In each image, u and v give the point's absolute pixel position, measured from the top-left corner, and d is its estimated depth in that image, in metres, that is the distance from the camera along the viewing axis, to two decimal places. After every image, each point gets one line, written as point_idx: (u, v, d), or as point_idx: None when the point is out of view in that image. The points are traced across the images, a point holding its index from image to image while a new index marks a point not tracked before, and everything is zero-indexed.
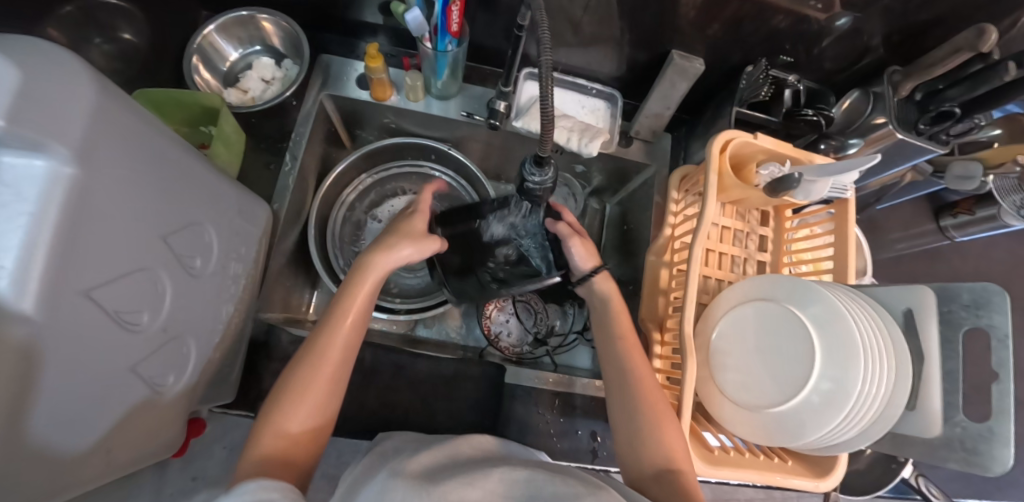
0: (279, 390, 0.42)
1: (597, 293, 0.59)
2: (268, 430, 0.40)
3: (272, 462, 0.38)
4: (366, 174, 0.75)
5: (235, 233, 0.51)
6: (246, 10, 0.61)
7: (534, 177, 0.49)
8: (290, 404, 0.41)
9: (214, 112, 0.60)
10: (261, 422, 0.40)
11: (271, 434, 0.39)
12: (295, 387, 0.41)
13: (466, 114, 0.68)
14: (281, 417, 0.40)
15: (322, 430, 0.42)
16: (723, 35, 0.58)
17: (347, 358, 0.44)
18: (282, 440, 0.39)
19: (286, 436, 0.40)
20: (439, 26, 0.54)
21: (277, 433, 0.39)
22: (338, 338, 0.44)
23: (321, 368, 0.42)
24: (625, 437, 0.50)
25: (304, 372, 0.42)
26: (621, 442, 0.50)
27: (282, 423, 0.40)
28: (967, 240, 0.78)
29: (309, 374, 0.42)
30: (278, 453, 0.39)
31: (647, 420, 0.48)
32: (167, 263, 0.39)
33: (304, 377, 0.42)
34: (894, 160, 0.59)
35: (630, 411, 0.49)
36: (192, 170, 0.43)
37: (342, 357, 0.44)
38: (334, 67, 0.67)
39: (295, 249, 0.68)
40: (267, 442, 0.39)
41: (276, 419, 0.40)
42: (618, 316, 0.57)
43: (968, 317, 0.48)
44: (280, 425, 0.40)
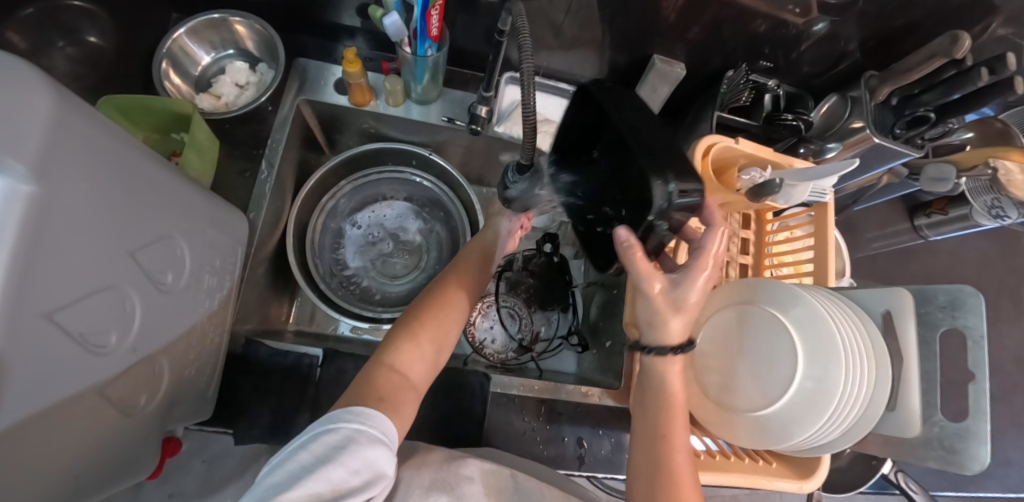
0: (391, 334, 0.45)
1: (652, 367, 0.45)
2: (380, 364, 0.42)
3: (385, 389, 0.39)
4: (344, 182, 0.72)
5: (208, 245, 0.49)
6: (217, 12, 0.59)
7: (518, 185, 0.49)
8: (404, 343, 0.43)
9: (185, 119, 0.58)
10: (374, 358, 0.43)
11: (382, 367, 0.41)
12: (410, 327, 0.45)
13: (447, 119, 0.67)
14: (391, 355, 0.43)
15: (423, 374, 0.44)
16: (704, 39, 0.59)
17: (460, 311, 0.49)
18: (393, 372, 0.41)
19: (394, 369, 0.42)
20: (418, 31, 0.53)
21: (387, 365, 0.42)
22: (454, 294, 0.49)
23: (436, 320, 0.46)
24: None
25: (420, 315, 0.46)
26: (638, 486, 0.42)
27: (397, 357, 0.42)
28: (940, 239, 0.80)
29: (424, 319, 0.46)
30: (385, 385, 0.40)
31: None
32: (136, 280, 0.38)
33: (417, 319, 0.45)
34: (870, 164, 0.60)
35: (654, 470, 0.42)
36: (160, 181, 0.41)
37: (456, 309, 0.48)
38: (311, 72, 0.66)
39: (273, 259, 0.67)
40: (376, 374, 0.41)
41: (389, 355, 0.43)
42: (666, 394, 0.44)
43: (944, 318, 0.49)
44: (392, 360, 0.42)
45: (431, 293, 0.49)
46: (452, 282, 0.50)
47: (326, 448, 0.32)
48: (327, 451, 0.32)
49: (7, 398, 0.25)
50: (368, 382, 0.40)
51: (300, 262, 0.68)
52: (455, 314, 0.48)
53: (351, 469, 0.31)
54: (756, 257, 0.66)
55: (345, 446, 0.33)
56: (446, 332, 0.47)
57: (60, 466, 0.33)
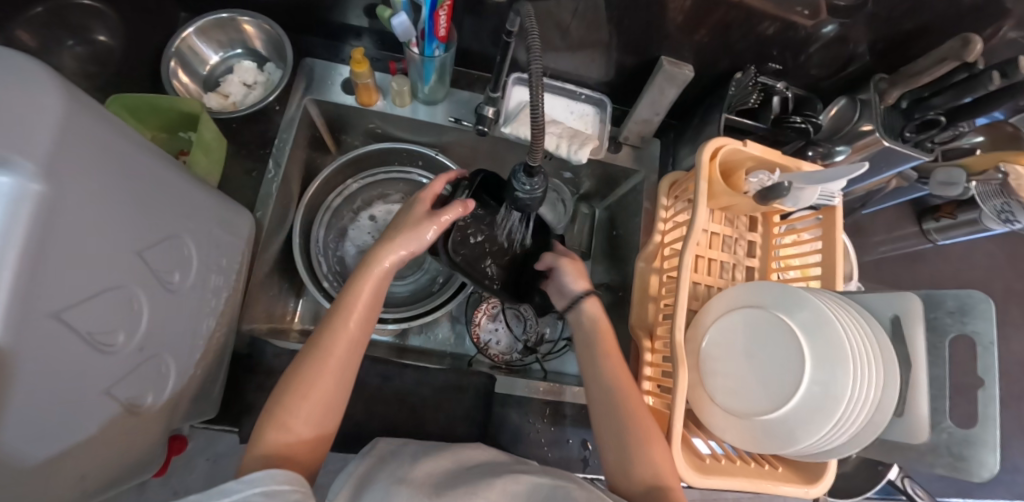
0: (264, 417, 0.41)
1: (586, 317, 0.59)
2: (251, 458, 0.39)
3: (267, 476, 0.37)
4: (354, 180, 0.73)
5: (215, 244, 0.49)
6: (226, 12, 0.59)
7: (525, 187, 0.48)
8: (272, 429, 0.39)
9: (192, 118, 0.58)
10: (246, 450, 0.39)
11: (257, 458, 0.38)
12: (278, 410, 0.40)
13: (454, 120, 0.67)
14: (262, 443, 0.39)
15: (308, 447, 0.41)
16: (711, 41, 0.58)
17: (339, 369, 0.43)
18: (281, 442, 0.39)
19: (279, 441, 0.39)
20: (426, 31, 0.53)
21: (273, 437, 0.39)
22: (330, 347, 0.43)
23: (307, 395, 0.41)
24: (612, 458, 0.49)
25: (306, 373, 0.41)
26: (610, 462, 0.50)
27: (281, 425, 0.40)
28: (949, 243, 0.79)
29: (295, 396, 0.41)
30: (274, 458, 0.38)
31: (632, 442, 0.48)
32: (143, 280, 0.38)
33: (305, 376, 0.41)
34: (880, 167, 0.59)
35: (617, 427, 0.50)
36: (168, 180, 0.41)
37: (331, 370, 0.42)
38: (317, 71, 0.66)
39: (279, 258, 0.67)
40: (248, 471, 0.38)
41: (256, 444, 0.39)
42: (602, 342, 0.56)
43: (953, 324, 0.48)
44: (263, 449, 0.39)
45: (303, 359, 0.43)
46: (335, 332, 0.43)
47: None
48: None
49: (12, 398, 0.25)
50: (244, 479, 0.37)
51: (306, 260, 0.68)
52: (330, 378, 0.42)
53: None
54: (762, 259, 0.66)
55: None
56: (326, 399, 0.42)
57: (69, 464, 0.33)
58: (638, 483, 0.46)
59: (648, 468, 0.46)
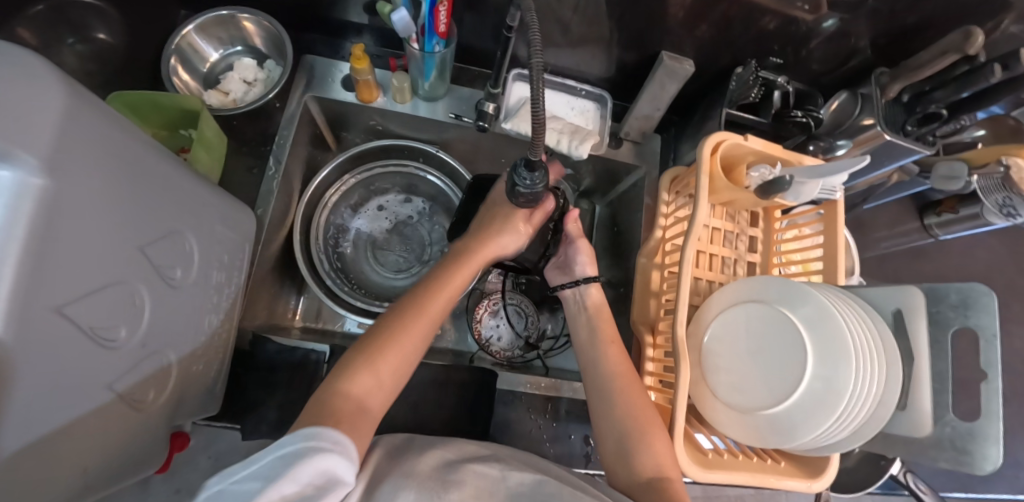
0: (350, 355, 0.44)
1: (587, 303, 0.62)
2: (334, 389, 0.40)
3: (332, 414, 0.38)
4: (351, 175, 0.73)
5: (217, 241, 0.49)
6: (225, 9, 0.59)
7: (526, 182, 0.48)
8: (363, 368, 0.42)
9: (193, 115, 0.58)
10: (329, 383, 0.41)
11: (337, 393, 0.40)
12: (370, 353, 0.43)
13: (454, 116, 0.67)
14: (349, 379, 0.41)
15: (384, 400, 0.42)
16: (712, 37, 0.58)
17: (424, 332, 0.47)
18: (357, 389, 0.41)
19: (354, 389, 0.40)
20: (427, 27, 0.53)
21: (345, 385, 0.41)
22: (420, 308, 0.47)
23: (393, 346, 0.44)
24: (610, 446, 0.50)
25: (397, 324, 0.46)
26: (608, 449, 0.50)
27: (359, 371, 0.42)
28: (950, 238, 0.79)
29: (384, 343, 0.44)
30: (342, 407, 0.39)
31: (633, 428, 0.49)
32: (146, 276, 0.38)
33: (394, 328, 0.45)
34: (881, 162, 0.59)
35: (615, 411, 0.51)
36: (170, 176, 0.41)
37: (419, 330, 0.46)
38: (318, 68, 0.66)
39: (280, 255, 0.67)
40: (328, 401, 0.39)
41: (345, 379, 0.41)
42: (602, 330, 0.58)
43: (956, 317, 0.48)
44: (348, 385, 0.41)
45: (395, 314, 0.47)
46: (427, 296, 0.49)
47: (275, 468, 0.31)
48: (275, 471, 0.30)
49: (14, 392, 0.25)
50: (323, 406, 0.38)
51: (306, 258, 0.68)
52: (416, 339, 0.46)
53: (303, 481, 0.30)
54: (763, 255, 0.66)
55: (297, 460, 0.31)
56: (405, 356, 0.45)
57: (72, 459, 0.33)
58: (640, 472, 0.47)
59: (650, 457, 0.47)
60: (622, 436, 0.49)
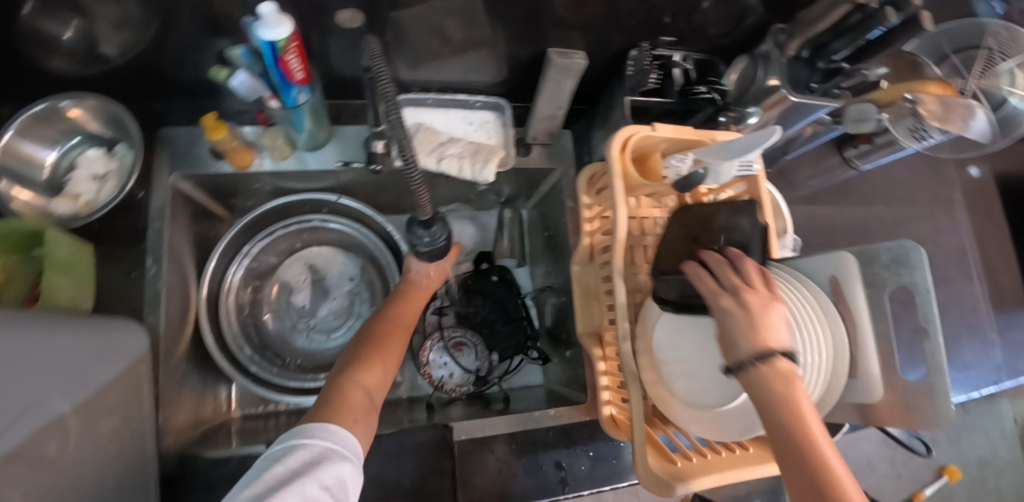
0: (353, 357, 0.47)
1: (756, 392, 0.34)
2: (341, 384, 0.43)
3: (347, 404, 0.40)
4: (251, 245, 0.66)
5: (100, 381, 0.43)
6: (40, 103, 0.50)
7: (424, 238, 0.44)
8: (370, 359, 0.47)
9: (41, 233, 0.50)
10: (340, 377, 0.44)
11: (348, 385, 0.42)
12: (369, 352, 0.48)
13: (343, 163, 0.60)
14: (357, 373, 0.45)
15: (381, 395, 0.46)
16: (598, 22, 0.53)
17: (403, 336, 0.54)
18: (355, 390, 0.43)
19: (357, 388, 0.43)
20: (279, 79, 0.47)
21: (349, 384, 0.43)
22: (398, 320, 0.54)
23: (387, 345, 0.50)
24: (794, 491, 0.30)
25: (383, 328, 0.52)
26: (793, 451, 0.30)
27: (354, 377, 0.44)
28: (872, 166, 0.79)
29: (381, 342, 0.50)
30: (354, 401, 0.41)
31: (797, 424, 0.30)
32: (11, 477, 0.32)
33: (383, 330, 0.52)
34: (793, 121, 0.57)
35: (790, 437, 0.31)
36: (10, 340, 0.35)
37: (401, 334, 0.53)
38: (180, 140, 0.59)
39: (190, 351, 0.61)
40: (345, 390, 0.42)
41: (355, 374, 0.44)
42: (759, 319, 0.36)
43: (890, 277, 0.48)
44: (356, 377, 0.44)
45: (376, 324, 0.53)
46: (399, 313, 0.55)
47: (301, 462, 0.32)
48: (301, 465, 0.32)
49: None
50: (334, 399, 0.40)
51: (222, 347, 0.62)
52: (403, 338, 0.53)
53: (323, 484, 0.31)
54: None
55: (317, 460, 0.33)
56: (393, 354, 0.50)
57: None
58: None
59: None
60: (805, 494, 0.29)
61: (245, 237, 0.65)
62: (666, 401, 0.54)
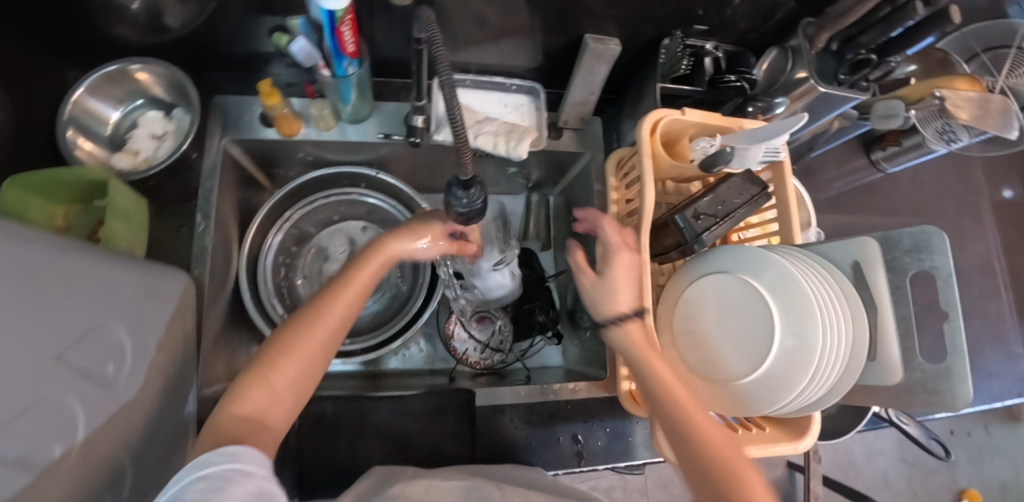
0: (246, 370, 0.39)
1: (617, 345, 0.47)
2: (221, 412, 0.36)
3: (224, 437, 0.34)
4: (291, 211, 0.70)
5: (151, 318, 0.46)
6: (112, 63, 0.54)
7: (462, 200, 0.46)
8: (257, 380, 0.38)
9: (103, 184, 0.54)
10: (222, 403, 0.37)
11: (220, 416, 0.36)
12: (264, 363, 0.39)
13: (384, 135, 0.63)
14: (238, 398, 0.37)
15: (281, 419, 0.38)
16: (633, 11, 0.56)
17: (327, 339, 0.42)
18: (239, 419, 0.36)
19: (236, 417, 0.36)
20: (332, 49, 0.49)
21: (227, 413, 0.36)
22: (323, 311, 0.42)
23: (297, 349, 0.40)
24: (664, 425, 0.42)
25: (298, 325, 0.41)
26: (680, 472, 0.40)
27: (241, 403, 0.37)
28: (898, 170, 0.80)
29: (280, 351, 0.40)
30: (228, 433, 0.35)
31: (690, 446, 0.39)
32: (70, 384, 0.35)
33: (296, 329, 0.41)
34: (820, 113, 0.59)
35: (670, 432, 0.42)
36: (81, 267, 0.38)
37: (321, 340, 0.41)
38: (232, 108, 0.62)
39: (229, 308, 0.64)
40: (213, 424, 0.35)
41: (234, 399, 0.37)
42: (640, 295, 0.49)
43: (911, 262, 0.49)
44: (232, 404, 0.37)
45: (297, 318, 0.42)
46: (327, 299, 0.43)
47: (200, 496, 0.28)
48: (199, 499, 0.28)
49: None
50: (210, 430, 0.35)
51: (258, 307, 0.65)
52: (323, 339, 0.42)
53: None
54: None
55: (221, 487, 0.29)
56: (303, 367, 0.40)
57: None
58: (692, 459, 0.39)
59: (698, 442, 0.39)
60: (671, 428, 0.41)
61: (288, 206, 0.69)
62: (686, 377, 0.56)
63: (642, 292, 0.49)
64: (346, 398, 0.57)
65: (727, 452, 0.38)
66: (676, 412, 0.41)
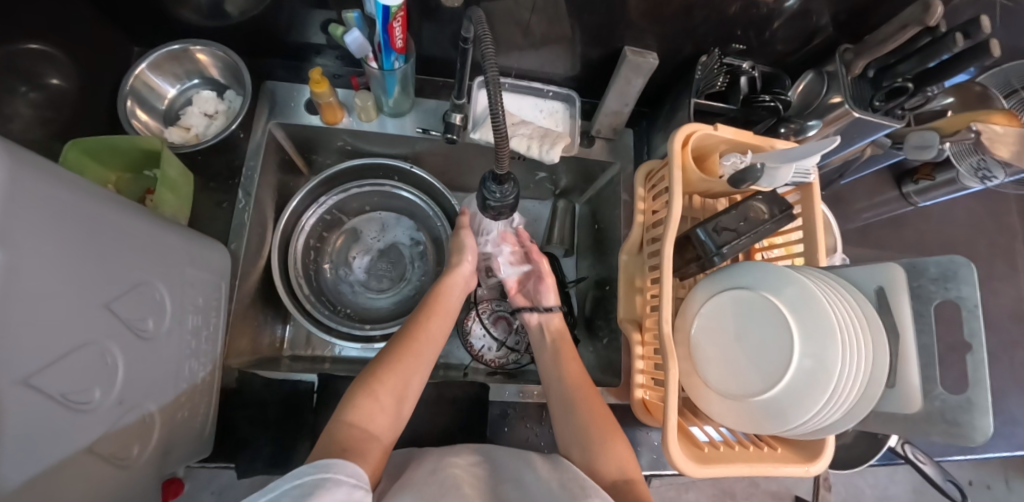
0: (352, 388, 0.46)
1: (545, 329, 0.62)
2: (339, 421, 0.42)
3: (345, 444, 0.40)
4: (327, 196, 0.72)
5: (189, 283, 0.48)
6: (177, 43, 0.58)
7: (495, 194, 0.47)
8: (364, 393, 0.45)
9: (155, 154, 0.57)
10: (335, 416, 0.43)
11: (342, 424, 0.42)
12: (369, 380, 0.46)
13: (422, 131, 0.66)
14: (354, 408, 0.43)
15: (389, 430, 0.44)
16: (673, 28, 0.58)
17: (421, 360, 0.50)
18: (354, 429, 0.42)
19: (354, 425, 0.42)
20: (383, 44, 0.52)
21: (347, 421, 0.42)
22: (415, 338, 0.51)
23: (398, 369, 0.48)
24: (574, 451, 0.49)
25: (398, 350, 0.50)
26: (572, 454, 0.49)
27: (355, 413, 0.43)
28: (929, 204, 0.79)
29: (386, 369, 0.47)
30: (347, 440, 0.41)
31: (597, 430, 0.48)
32: (116, 335, 0.37)
33: (397, 353, 0.49)
34: (853, 138, 0.59)
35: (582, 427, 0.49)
36: (133, 227, 0.40)
37: (418, 361, 0.50)
38: (280, 93, 0.65)
39: (258, 284, 0.66)
40: (336, 431, 0.41)
41: (348, 410, 0.43)
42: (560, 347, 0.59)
43: (937, 291, 0.49)
44: (348, 414, 0.43)
45: (394, 346, 0.50)
46: (417, 331, 0.53)
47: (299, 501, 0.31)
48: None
49: (1, 459, 0.26)
50: (330, 437, 0.41)
51: (285, 286, 0.67)
52: (419, 362, 0.50)
53: None
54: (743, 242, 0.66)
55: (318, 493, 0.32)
56: (407, 384, 0.48)
57: None
58: (608, 473, 0.45)
59: (610, 461, 0.46)
60: (585, 447, 0.48)
61: (325, 195, 0.72)
62: (699, 390, 0.55)
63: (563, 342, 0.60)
64: None
65: (634, 468, 0.46)
66: (592, 427, 0.49)
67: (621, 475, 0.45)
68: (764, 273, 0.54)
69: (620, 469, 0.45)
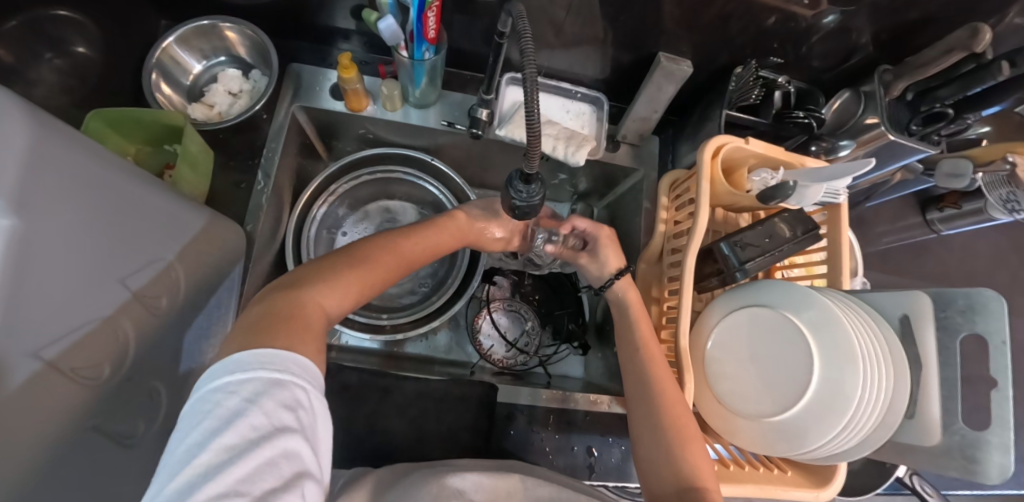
0: (324, 265, 0.40)
1: (619, 300, 0.57)
2: (299, 293, 0.36)
3: (303, 317, 0.34)
4: (338, 184, 0.71)
5: (205, 263, 0.48)
6: (206, 19, 0.57)
7: (521, 194, 0.46)
8: (340, 278, 0.39)
9: (178, 130, 0.56)
10: (294, 286, 0.37)
11: (308, 301, 0.36)
12: (348, 265, 0.41)
13: (447, 123, 0.65)
14: (321, 289, 0.38)
15: (343, 315, 0.40)
16: (710, 37, 0.57)
17: (398, 269, 0.46)
18: (317, 309, 0.36)
19: (315, 302, 0.36)
20: (415, 33, 0.51)
21: (312, 300, 0.36)
22: (392, 249, 0.46)
23: (371, 268, 0.42)
24: (645, 449, 0.46)
25: (382, 249, 0.45)
26: (642, 456, 0.46)
27: (321, 292, 0.37)
28: (953, 233, 0.78)
29: (364, 261, 0.42)
30: (308, 314, 0.35)
31: (668, 439, 0.44)
32: (130, 311, 0.37)
33: (379, 250, 0.44)
34: (886, 161, 0.58)
35: (656, 431, 0.45)
36: (152, 202, 0.40)
37: (392, 265, 0.45)
38: (305, 77, 0.64)
39: (270, 268, 0.66)
40: (301, 303, 0.35)
41: (319, 290, 0.37)
42: (639, 323, 0.54)
43: (964, 323, 0.47)
44: (318, 293, 0.37)
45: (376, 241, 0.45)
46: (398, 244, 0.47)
47: (240, 403, 0.24)
48: (247, 406, 0.24)
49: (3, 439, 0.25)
50: (286, 307, 0.34)
51: None
52: (392, 266, 0.45)
53: (286, 415, 0.25)
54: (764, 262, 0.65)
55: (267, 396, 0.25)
56: (379, 278, 0.43)
57: None
58: (671, 480, 0.43)
59: (683, 468, 0.43)
60: (657, 449, 0.45)
61: (337, 180, 0.71)
62: (711, 406, 0.54)
63: (643, 317, 0.54)
64: (372, 372, 0.59)
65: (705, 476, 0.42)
66: (669, 425, 0.45)
67: (686, 482, 0.42)
68: (786, 288, 0.53)
69: (685, 475, 0.42)
